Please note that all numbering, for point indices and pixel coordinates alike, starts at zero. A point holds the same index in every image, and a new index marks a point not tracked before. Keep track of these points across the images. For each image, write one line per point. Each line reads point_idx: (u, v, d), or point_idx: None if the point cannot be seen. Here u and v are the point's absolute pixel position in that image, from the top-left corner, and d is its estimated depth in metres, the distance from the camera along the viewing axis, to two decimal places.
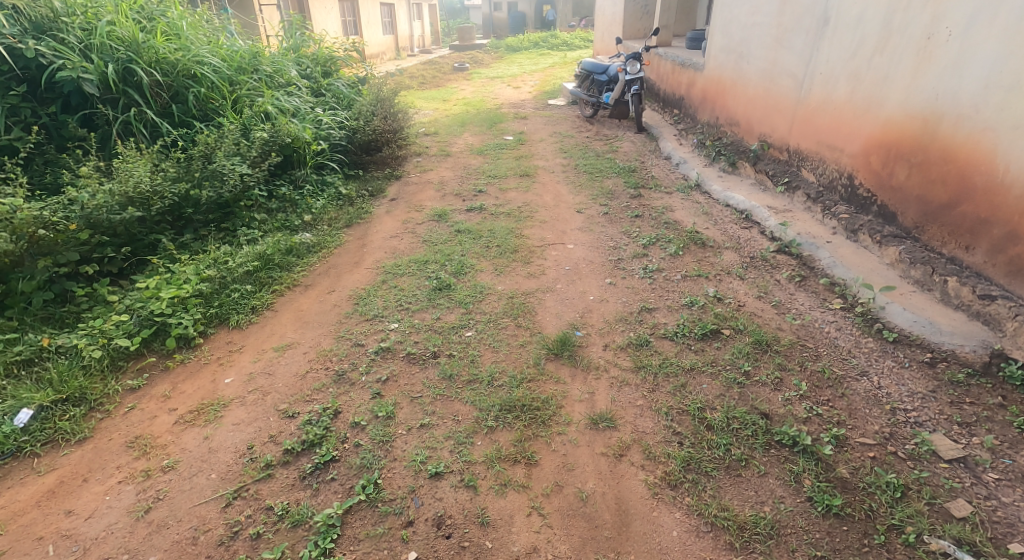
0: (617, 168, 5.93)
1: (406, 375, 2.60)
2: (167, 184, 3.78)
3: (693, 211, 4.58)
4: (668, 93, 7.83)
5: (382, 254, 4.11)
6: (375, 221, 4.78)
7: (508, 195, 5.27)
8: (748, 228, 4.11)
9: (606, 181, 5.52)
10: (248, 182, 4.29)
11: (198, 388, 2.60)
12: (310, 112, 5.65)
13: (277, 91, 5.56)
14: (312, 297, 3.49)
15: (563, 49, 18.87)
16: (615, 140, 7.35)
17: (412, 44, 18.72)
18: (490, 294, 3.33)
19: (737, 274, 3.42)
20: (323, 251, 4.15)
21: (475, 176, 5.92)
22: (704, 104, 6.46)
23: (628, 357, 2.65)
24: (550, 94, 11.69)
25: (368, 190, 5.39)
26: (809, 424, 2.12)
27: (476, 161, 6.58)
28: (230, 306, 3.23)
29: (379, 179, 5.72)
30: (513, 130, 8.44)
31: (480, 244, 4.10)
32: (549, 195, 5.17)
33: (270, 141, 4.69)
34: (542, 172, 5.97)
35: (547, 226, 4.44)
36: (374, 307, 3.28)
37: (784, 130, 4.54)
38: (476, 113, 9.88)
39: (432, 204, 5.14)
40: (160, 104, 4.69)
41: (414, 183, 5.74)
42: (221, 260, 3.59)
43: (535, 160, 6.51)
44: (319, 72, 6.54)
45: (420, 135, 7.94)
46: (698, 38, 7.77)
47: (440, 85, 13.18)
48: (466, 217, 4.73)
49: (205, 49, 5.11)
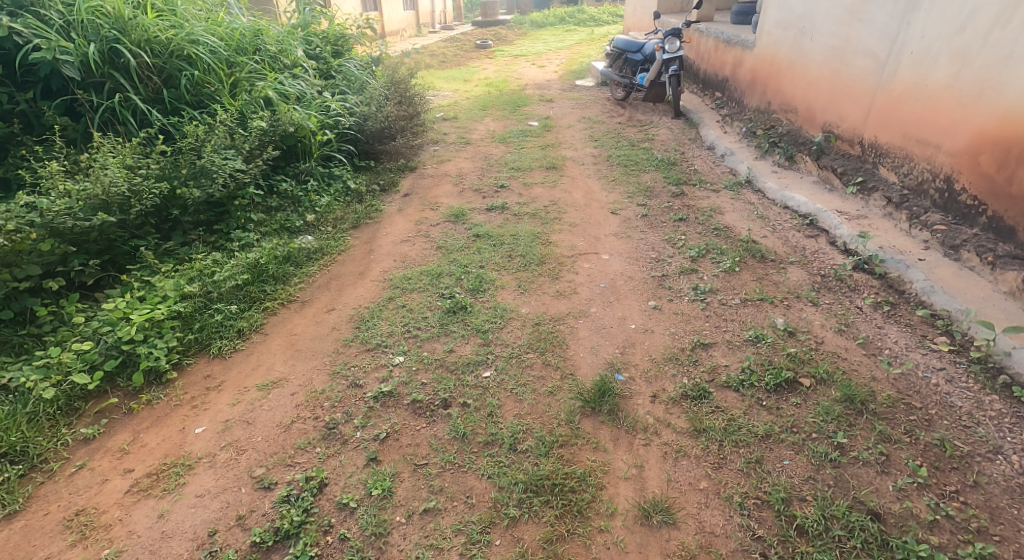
0: (655, 160, 5.33)
1: (410, 432, 2.13)
2: (149, 183, 3.34)
3: (746, 214, 4.01)
4: (709, 73, 7.15)
5: (390, 262, 3.66)
6: (384, 222, 4.34)
7: (533, 190, 4.77)
8: (815, 237, 3.54)
9: (643, 175, 4.95)
10: (242, 179, 3.82)
11: (163, 441, 2.16)
12: (316, 97, 5.14)
13: (281, 74, 5.06)
14: (308, 316, 3.04)
15: (590, 24, 18.03)
16: (650, 127, 6.72)
17: (433, 21, 18.05)
18: (513, 319, 2.85)
19: (808, 298, 2.85)
20: (326, 258, 3.70)
21: (497, 169, 5.42)
22: (753, 88, 5.81)
23: (683, 415, 2.13)
24: (577, 74, 11.01)
25: (378, 186, 4.94)
26: (939, 532, 1.62)
27: (497, 150, 6.06)
28: (212, 329, 2.79)
29: (392, 172, 5.27)
30: (538, 113, 7.85)
31: (500, 252, 3.61)
32: (580, 192, 4.64)
33: (269, 131, 4.22)
34: (572, 164, 5.41)
35: (576, 230, 3.93)
36: (377, 333, 2.82)
37: (856, 120, 3.92)
38: (499, 95, 9.31)
39: (448, 201, 4.67)
40: (150, 89, 4.23)
41: (429, 176, 5.29)
42: (207, 272, 3.15)
43: (562, 150, 5.96)
44: (328, 52, 6.01)
45: (439, 120, 7.44)
46: (745, 12, 7.05)
47: (462, 63, 12.62)
48: (486, 218, 4.25)
49: (202, 27, 4.63)
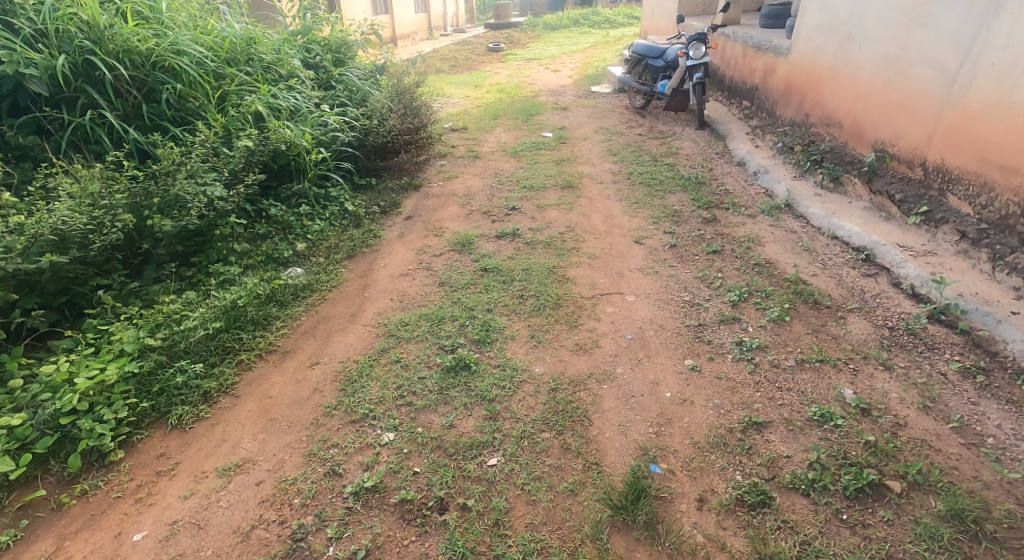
0: (680, 178, 4.89)
1: (394, 550, 1.74)
2: (111, 214, 2.94)
3: (790, 245, 3.54)
4: (737, 81, 6.70)
5: (386, 301, 3.24)
6: (383, 250, 3.93)
7: (547, 214, 4.37)
8: (874, 277, 3.07)
9: (668, 197, 4.51)
10: (222, 207, 3.40)
11: (92, 553, 1.79)
12: (313, 110, 4.74)
13: (274, 86, 4.65)
14: (286, 374, 2.61)
15: (605, 26, 17.58)
16: (673, 140, 6.29)
17: (445, 23, 17.75)
18: (525, 383, 2.41)
19: (878, 360, 2.38)
20: (315, 296, 3.29)
21: (508, 187, 5.01)
22: (789, 98, 5.36)
23: (741, 532, 1.71)
24: (593, 79, 10.58)
25: (378, 208, 4.55)
26: None
27: (509, 166, 5.66)
28: (173, 391, 2.37)
29: (394, 191, 4.89)
30: (552, 123, 7.44)
31: (510, 290, 3.19)
32: (599, 216, 4.25)
33: (256, 150, 3.81)
34: (589, 182, 4.99)
35: (596, 263, 3.51)
36: (364, 399, 2.38)
37: (915, 139, 3.47)
38: (511, 102, 8.92)
39: (454, 226, 4.27)
40: (129, 104, 3.85)
41: (434, 196, 4.90)
42: (176, 319, 2.75)
43: (579, 165, 5.54)
44: (329, 59, 5.60)
45: (447, 131, 7.06)
46: (775, 15, 6.62)
47: (473, 67, 12.26)
48: (495, 248, 3.83)
49: (188, 36, 4.24)
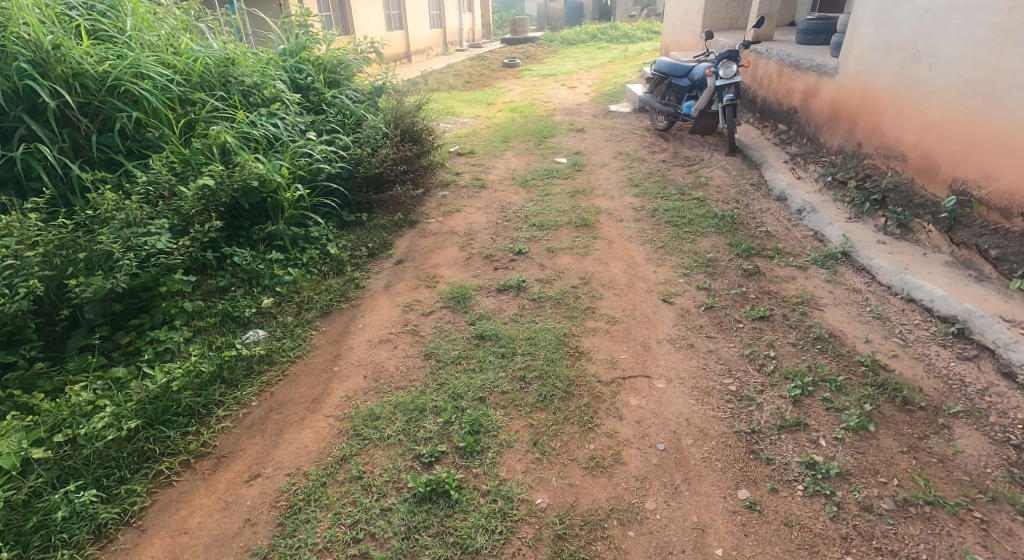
0: (712, 218, 4.28)
1: None
2: (18, 277, 2.38)
3: (855, 310, 2.89)
4: (774, 104, 6.15)
5: (358, 380, 2.65)
6: (365, 305, 3.36)
7: (559, 259, 3.80)
8: (976, 363, 2.41)
9: (700, 241, 3.90)
10: (166, 262, 2.83)
11: None
12: (297, 139, 4.20)
13: (253, 111, 4.13)
14: (213, 496, 2.02)
15: (622, 41, 17.14)
16: (701, 169, 5.70)
17: (461, 38, 17.46)
18: (523, 525, 1.81)
19: (1014, 507, 1.74)
20: (274, 370, 2.71)
21: (514, 225, 4.45)
22: (839, 125, 4.80)
23: None
24: (610, 97, 10.05)
25: (365, 249, 3.99)
26: None
27: (517, 199, 5.11)
28: (55, 528, 1.82)
29: (386, 229, 4.35)
30: (567, 147, 6.88)
31: (509, 369, 2.60)
32: (619, 264, 3.66)
33: (219, 190, 3.27)
34: (608, 222, 4.42)
35: (616, 329, 2.91)
36: (309, 546, 1.79)
37: (1016, 181, 2.91)
38: (523, 122, 8.40)
39: (450, 274, 3.70)
40: (78, 134, 3.35)
41: (431, 235, 4.35)
42: (87, 411, 2.20)
43: (596, 199, 4.99)
44: (321, 80, 5.05)
45: (452, 155, 6.55)
46: (813, 30, 6.11)
47: (487, 83, 11.85)
48: (495, 305, 3.25)
49: (153, 57, 3.73)
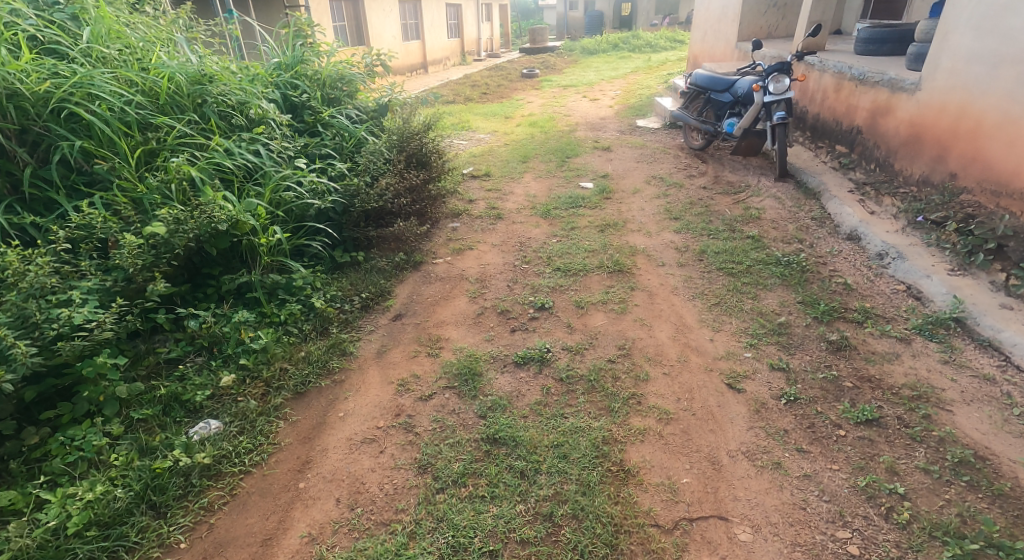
0: (775, 266, 3.57)
1: None
2: None
3: (998, 417, 2.17)
4: (831, 123, 5.50)
5: (329, 506, 1.99)
6: (352, 380, 2.70)
7: (590, 318, 3.12)
8: None
9: (765, 297, 3.20)
10: (86, 342, 2.17)
11: None
12: (283, 167, 3.58)
13: (231, 137, 3.49)
14: None
15: (645, 50, 16.45)
16: (749, 200, 4.99)
17: (479, 48, 17.00)
18: None
19: None
20: (219, 488, 2.05)
21: (536, 269, 3.77)
22: (921, 151, 4.15)
23: None
24: (637, 110, 9.36)
25: (358, 300, 3.34)
26: None
27: (537, 233, 4.44)
28: None
29: (385, 272, 3.71)
30: (593, 169, 6.22)
31: (532, 499, 1.93)
32: (665, 328, 2.97)
33: (173, 240, 2.62)
34: (645, 267, 3.74)
35: (671, 432, 2.22)
36: None
37: None
38: (543, 138, 7.76)
39: (458, 336, 3.03)
40: (13, 168, 2.72)
41: (438, 281, 3.70)
42: None
43: (630, 235, 4.31)
44: (318, 98, 4.42)
45: (465, 177, 5.92)
46: (875, 40, 5.46)
47: (505, 95, 11.25)
48: (511, 386, 2.57)
49: (109, 74, 3.10)
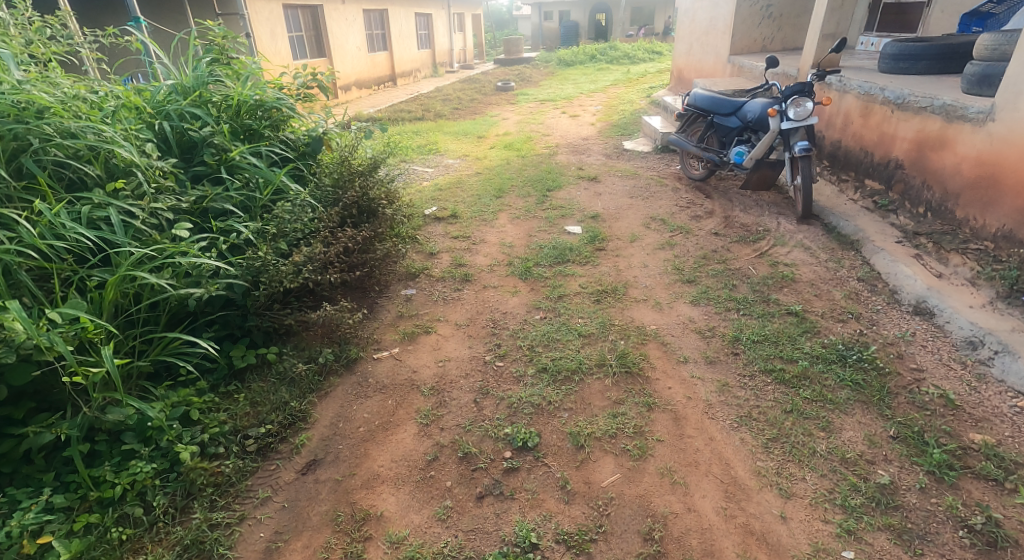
0: (841, 367, 2.61)
1: None
2: None
3: None
4: (861, 154, 4.62)
5: None
6: None
7: (595, 470, 2.12)
8: None
9: (842, 428, 2.23)
10: None
11: None
12: (150, 239, 2.49)
13: (67, 199, 2.40)
14: None
15: (624, 62, 15.69)
16: (774, 251, 4.06)
17: (452, 59, 16.06)
18: None
19: None
20: None
21: (514, 369, 2.74)
22: (1002, 199, 3.31)
23: None
24: (622, 129, 8.44)
25: (253, 438, 2.27)
26: None
27: (515, 304, 3.42)
28: None
29: (299, 379, 2.61)
30: (580, 206, 5.24)
31: None
32: (708, 493, 1.99)
33: None
34: (663, 365, 2.75)
35: None
36: None
37: None
38: (520, 164, 6.77)
39: (398, 513, 2.00)
40: None
41: (377, 392, 2.64)
42: None
43: (634, 308, 3.33)
44: (225, 131, 3.34)
45: (426, 219, 4.89)
46: (905, 56, 4.64)
47: (479, 111, 10.27)
48: None
49: None
